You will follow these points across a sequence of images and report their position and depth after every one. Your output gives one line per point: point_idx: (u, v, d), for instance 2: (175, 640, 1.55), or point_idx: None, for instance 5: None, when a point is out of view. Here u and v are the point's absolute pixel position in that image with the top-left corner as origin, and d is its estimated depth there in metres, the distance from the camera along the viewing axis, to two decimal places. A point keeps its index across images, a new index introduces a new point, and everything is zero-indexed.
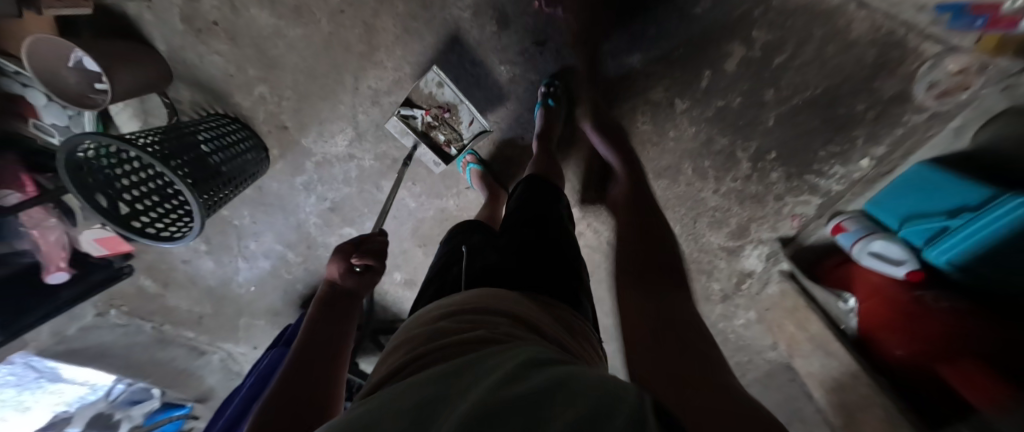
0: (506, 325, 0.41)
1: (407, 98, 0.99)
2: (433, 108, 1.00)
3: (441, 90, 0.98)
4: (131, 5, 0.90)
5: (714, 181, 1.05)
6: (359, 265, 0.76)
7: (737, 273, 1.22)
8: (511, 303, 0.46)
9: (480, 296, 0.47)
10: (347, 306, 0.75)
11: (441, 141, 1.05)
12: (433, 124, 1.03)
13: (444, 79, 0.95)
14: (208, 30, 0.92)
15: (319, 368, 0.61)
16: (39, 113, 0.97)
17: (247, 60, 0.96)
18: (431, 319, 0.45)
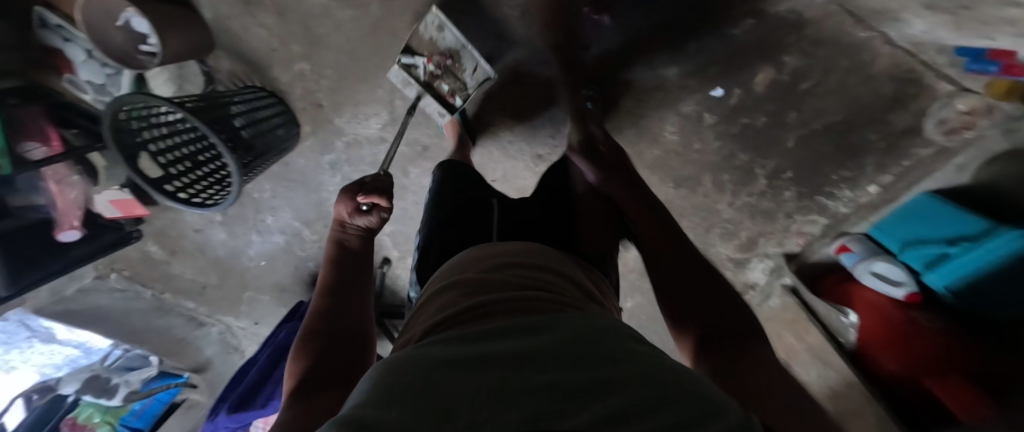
0: (545, 285, 0.45)
1: (407, 45, 0.93)
2: (435, 56, 0.93)
3: (442, 35, 0.91)
4: None
5: (730, 195, 1.10)
6: (367, 204, 0.74)
7: (740, 285, 1.29)
8: (545, 264, 0.50)
9: (514, 252, 0.51)
10: (357, 272, 0.75)
11: (444, 91, 0.97)
12: (436, 74, 0.95)
13: (444, 21, 0.88)
14: (258, 3, 0.93)
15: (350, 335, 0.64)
16: (74, 69, 0.93)
17: (293, 36, 0.97)
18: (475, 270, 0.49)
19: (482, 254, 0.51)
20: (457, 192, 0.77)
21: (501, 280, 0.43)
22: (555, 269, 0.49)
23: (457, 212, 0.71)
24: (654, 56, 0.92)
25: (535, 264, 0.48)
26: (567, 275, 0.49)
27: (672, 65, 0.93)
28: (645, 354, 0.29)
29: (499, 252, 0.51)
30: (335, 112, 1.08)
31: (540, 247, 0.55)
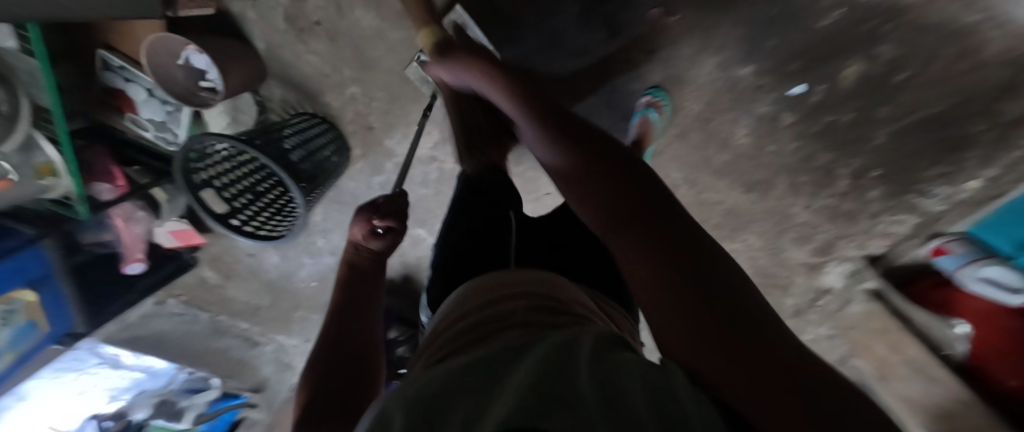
0: (548, 310, 0.39)
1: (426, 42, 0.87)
2: None
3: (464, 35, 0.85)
4: (236, 4, 0.89)
5: (807, 197, 1.02)
6: (382, 227, 0.61)
7: (814, 290, 1.19)
8: (553, 289, 0.44)
9: (515, 278, 0.45)
10: (365, 297, 0.59)
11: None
12: None
13: (467, 22, 0.82)
14: (310, 30, 0.92)
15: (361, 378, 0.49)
16: (136, 107, 0.93)
17: (344, 61, 0.95)
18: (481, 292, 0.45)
19: (483, 283, 0.47)
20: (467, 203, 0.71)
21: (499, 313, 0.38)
22: (563, 297, 0.43)
23: (473, 230, 0.65)
24: (728, 55, 0.85)
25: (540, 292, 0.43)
26: (581, 304, 0.44)
27: (749, 64, 0.86)
28: (654, 367, 0.23)
29: (500, 279, 0.46)
30: (386, 134, 1.06)
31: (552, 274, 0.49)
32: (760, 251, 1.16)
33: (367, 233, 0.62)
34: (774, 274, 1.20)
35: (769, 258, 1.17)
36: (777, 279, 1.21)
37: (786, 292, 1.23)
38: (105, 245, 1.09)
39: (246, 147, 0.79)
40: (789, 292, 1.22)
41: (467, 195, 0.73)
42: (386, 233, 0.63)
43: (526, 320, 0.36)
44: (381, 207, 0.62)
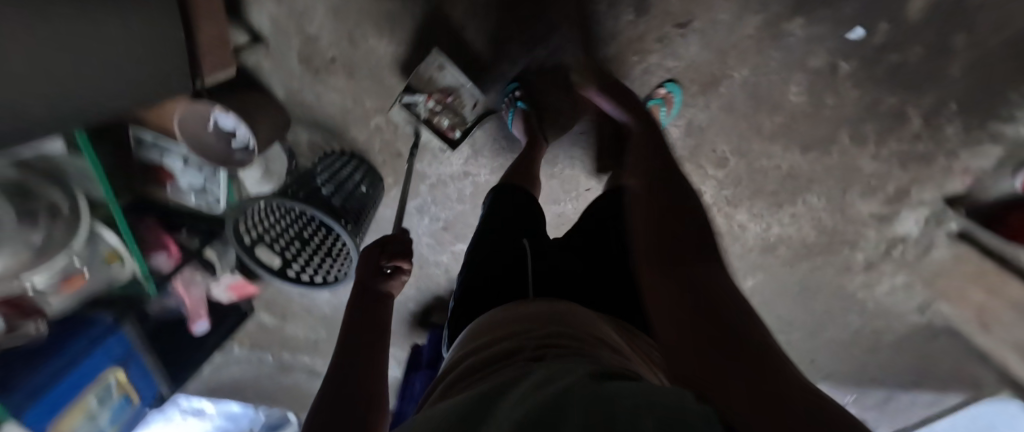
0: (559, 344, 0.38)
1: (407, 84, 0.89)
2: (435, 93, 0.90)
3: (442, 74, 0.88)
4: (250, 56, 0.88)
5: (873, 146, 0.95)
6: (391, 265, 0.59)
7: (887, 240, 1.13)
8: (570, 324, 0.43)
9: (529, 315, 0.45)
10: (370, 337, 0.51)
11: (443, 127, 0.95)
12: (436, 110, 0.92)
13: (444, 62, 0.85)
14: (327, 68, 0.89)
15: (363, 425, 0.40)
16: (176, 177, 0.92)
17: (365, 93, 0.93)
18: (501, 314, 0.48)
19: (494, 319, 0.46)
20: (493, 226, 0.70)
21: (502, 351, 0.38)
22: (576, 327, 0.42)
23: (493, 254, 0.64)
24: (775, 11, 0.78)
25: (554, 327, 0.42)
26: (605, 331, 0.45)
27: (799, 16, 0.78)
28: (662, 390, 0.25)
29: (509, 317, 0.46)
30: (415, 158, 1.03)
31: (567, 305, 0.48)
32: (824, 211, 1.09)
33: (375, 272, 0.59)
34: (843, 231, 1.13)
35: (836, 216, 1.09)
36: (846, 236, 1.14)
37: (856, 247, 1.16)
38: (168, 309, 1.13)
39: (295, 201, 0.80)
40: (859, 247, 1.16)
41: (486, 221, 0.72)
42: (393, 274, 0.60)
43: (533, 355, 0.36)
44: (386, 246, 0.60)
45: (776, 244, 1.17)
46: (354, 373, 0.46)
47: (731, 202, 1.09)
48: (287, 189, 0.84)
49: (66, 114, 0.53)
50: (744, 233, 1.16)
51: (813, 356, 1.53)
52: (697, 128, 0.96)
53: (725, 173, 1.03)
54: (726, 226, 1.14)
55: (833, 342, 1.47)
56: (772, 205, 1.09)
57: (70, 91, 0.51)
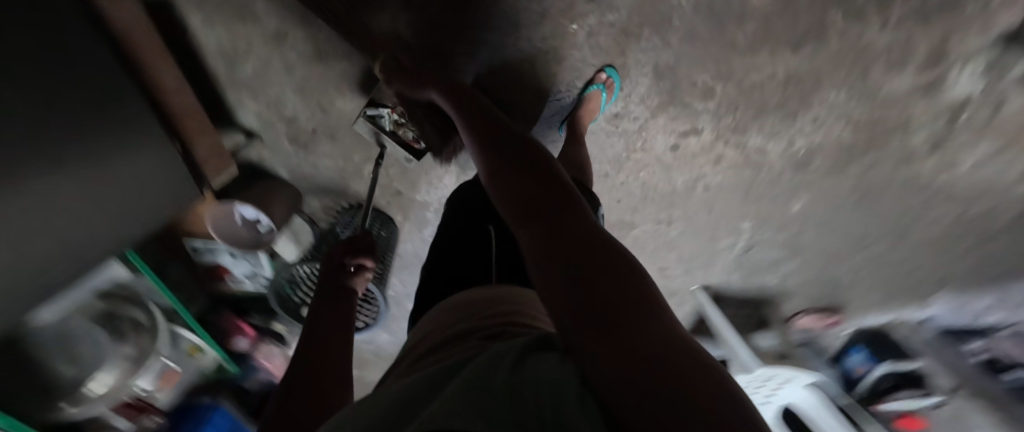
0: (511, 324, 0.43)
1: (371, 97, 0.89)
2: (400, 105, 0.90)
3: None
4: (252, 151, 1.02)
5: (876, 14, 0.79)
6: (355, 263, 0.64)
7: (945, 110, 0.95)
8: (525, 305, 0.48)
9: (492, 296, 0.50)
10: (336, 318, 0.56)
11: (408, 139, 0.94)
12: (401, 122, 0.92)
13: (408, 74, 0.86)
14: (312, 139, 1.00)
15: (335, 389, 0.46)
16: (230, 270, 1.08)
17: (350, 149, 1.02)
18: (465, 303, 0.51)
19: (460, 300, 0.52)
20: (459, 219, 0.78)
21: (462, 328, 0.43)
22: (531, 310, 0.48)
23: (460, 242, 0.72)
24: None
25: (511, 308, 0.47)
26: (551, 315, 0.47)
27: None
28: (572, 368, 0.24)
29: (473, 298, 0.51)
30: (413, 191, 1.11)
31: (526, 291, 0.54)
32: (848, 104, 0.96)
33: (341, 269, 0.63)
34: (884, 117, 0.98)
35: (866, 103, 0.95)
36: (890, 121, 0.99)
37: (909, 129, 1.00)
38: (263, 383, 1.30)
39: None
40: (912, 128, 1.00)
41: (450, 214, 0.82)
42: (358, 272, 0.65)
43: (484, 332, 0.41)
44: (352, 245, 0.66)
45: (808, 156, 1.06)
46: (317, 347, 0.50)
47: (738, 129, 1.01)
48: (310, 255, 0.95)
49: (102, 245, 0.66)
50: (765, 158, 1.06)
51: (912, 263, 1.33)
52: (665, 70, 0.91)
53: (714, 103, 0.96)
54: (741, 157, 1.05)
55: (930, 241, 1.26)
56: (783, 118, 0.99)
57: (107, 228, 0.65)
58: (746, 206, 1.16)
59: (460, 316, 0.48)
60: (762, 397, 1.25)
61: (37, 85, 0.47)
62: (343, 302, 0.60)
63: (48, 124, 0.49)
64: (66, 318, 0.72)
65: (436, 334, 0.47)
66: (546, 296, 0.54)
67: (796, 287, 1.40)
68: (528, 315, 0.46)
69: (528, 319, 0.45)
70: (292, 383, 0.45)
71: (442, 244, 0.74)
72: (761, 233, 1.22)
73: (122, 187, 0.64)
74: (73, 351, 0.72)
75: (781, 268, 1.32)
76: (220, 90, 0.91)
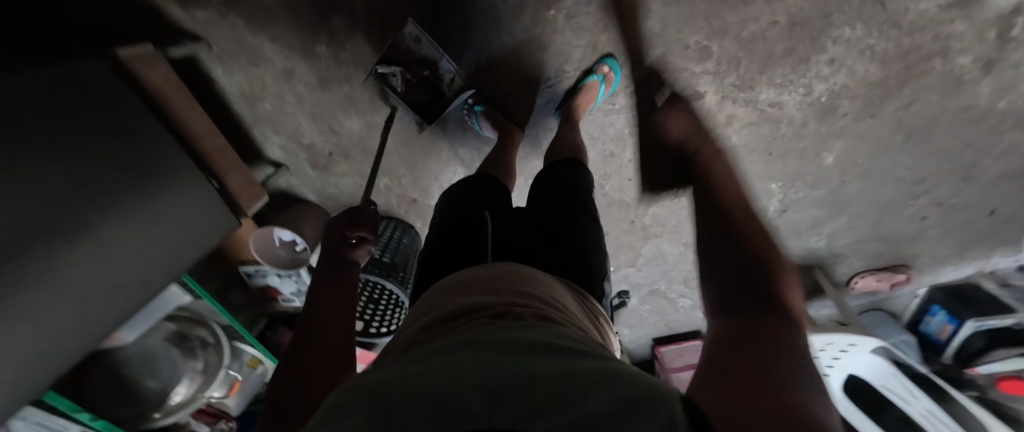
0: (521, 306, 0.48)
1: (383, 55, 0.89)
2: (412, 65, 0.92)
3: (420, 45, 0.89)
4: (282, 180, 1.14)
5: None
6: (356, 236, 0.72)
7: (992, 25, 0.82)
8: (530, 288, 0.53)
9: (497, 277, 0.56)
10: (340, 287, 0.67)
11: (416, 100, 0.97)
12: (412, 82, 0.94)
13: (423, 33, 0.87)
14: (330, 161, 1.09)
15: (339, 346, 0.58)
16: (278, 290, 1.21)
17: (364, 165, 1.10)
18: (476, 285, 0.55)
19: (460, 279, 0.59)
20: (456, 209, 0.83)
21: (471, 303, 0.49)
22: (530, 290, 0.53)
23: (458, 230, 0.78)
24: None
25: (507, 287, 0.54)
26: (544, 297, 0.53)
27: None
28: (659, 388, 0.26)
29: (475, 277, 0.57)
30: (427, 196, 1.17)
31: (519, 267, 0.61)
32: (868, 38, 0.87)
33: (343, 241, 0.72)
34: (916, 45, 0.87)
35: (889, 33, 0.86)
36: (926, 48, 0.87)
37: (953, 54, 0.88)
38: None
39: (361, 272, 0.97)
40: (956, 52, 0.87)
41: (448, 202, 0.87)
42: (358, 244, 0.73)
43: (494, 311, 0.45)
44: (352, 219, 0.73)
45: (832, 102, 0.97)
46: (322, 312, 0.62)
47: (746, 85, 0.95)
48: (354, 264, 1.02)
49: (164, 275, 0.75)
50: (781, 111, 0.99)
51: (988, 205, 1.16)
52: (652, 38, 0.89)
53: (712, 63, 0.92)
54: (754, 114, 0.99)
55: (1005, 176, 1.10)
56: (794, 64, 0.92)
57: (161, 262, 0.74)
58: (770, 165, 1.08)
59: (465, 291, 0.55)
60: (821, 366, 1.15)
61: (65, 145, 0.58)
62: (346, 271, 0.70)
63: (77, 174, 0.60)
64: (145, 337, 0.85)
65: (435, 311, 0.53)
66: (539, 273, 0.63)
67: (847, 247, 1.28)
68: (532, 295, 0.52)
69: (532, 301, 0.50)
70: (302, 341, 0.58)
71: (437, 230, 0.82)
72: (794, 192, 1.14)
73: (163, 223, 0.73)
74: (154, 364, 0.84)
75: (825, 227, 1.22)
76: (248, 129, 1.03)
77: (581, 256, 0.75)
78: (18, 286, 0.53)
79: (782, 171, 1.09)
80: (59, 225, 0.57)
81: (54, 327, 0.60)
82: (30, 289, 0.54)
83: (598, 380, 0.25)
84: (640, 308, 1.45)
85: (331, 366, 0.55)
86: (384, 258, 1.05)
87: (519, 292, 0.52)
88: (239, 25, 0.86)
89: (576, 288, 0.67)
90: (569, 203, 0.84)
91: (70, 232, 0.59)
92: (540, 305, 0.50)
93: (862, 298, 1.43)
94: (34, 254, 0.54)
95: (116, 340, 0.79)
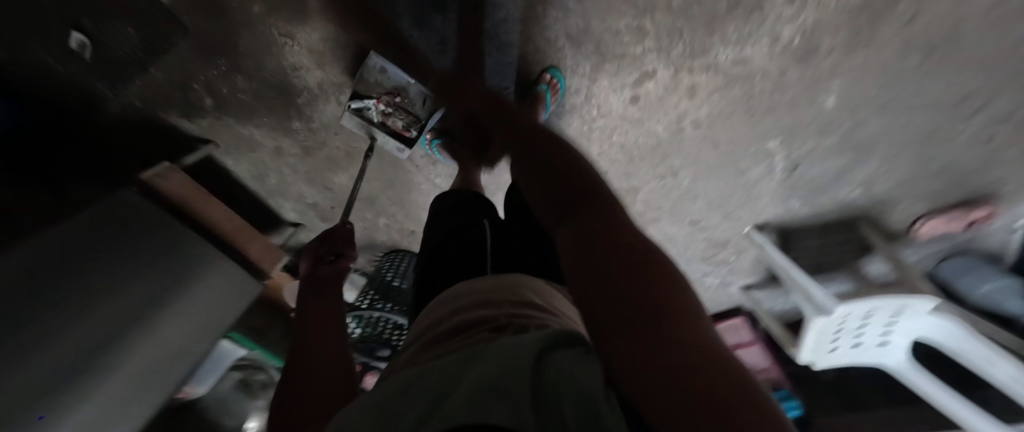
0: (513, 315, 0.44)
1: (355, 91, 0.94)
2: (384, 95, 0.96)
3: (387, 75, 0.94)
4: (304, 236, 1.32)
5: None
6: (334, 255, 0.66)
7: None
8: (526, 295, 0.49)
9: (493, 287, 0.50)
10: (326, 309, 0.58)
11: (397, 128, 1.01)
12: (388, 112, 0.98)
13: (386, 64, 0.91)
14: (334, 212, 1.25)
15: (339, 366, 0.50)
16: None
17: (362, 210, 1.24)
18: (474, 289, 0.51)
19: (464, 291, 0.52)
20: (452, 219, 0.70)
21: (466, 319, 0.44)
22: (530, 302, 0.47)
23: (456, 242, 0.64)
24: None
25: (505, 300, 0.47)
26: (545, 307, 0.48)
27: None
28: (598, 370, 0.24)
29: (463, 288, 0.53)
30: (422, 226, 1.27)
31: (526, 285, 0.52)
32: None
33: (319, 261, 0.65)
34: None
35: None
36: None
37: None
38: None
39: (374, 310, 1.05)
40: None
41: (446, 208, 0.75)
42: (337, 260, 0.66)
43: (494, 324, 0.41)
44: (329, 238, 0.67)
45: (810, 42, 0.83)
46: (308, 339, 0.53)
47: (699, 50, 0.87)
48: (369, 302, 1.10)
49: (205, 343, 0.93)
50: (750, 67, 0.89)
51: None
52: (578, 34, 0.86)
53: (651, 40, 0.86)
54: (719, 78, 0.91)
55: None
56: (748, 17, 0.81)
57: (198, 330, 0.92)
58: (755, 126, 0.98)
59: (461, 299, 0.50)
60: (875, 335, 1.03)
61: (87, 265, 0.78)
62: (333, 288, 0.63)
63: (104, 281, 0.79)
64: (214, 387, 1.05)
65: (444, 319, 0.48)
66: (547, 295, 0.52)
67: (890, 190, 1.10)
68: (527, 304, 0.47)
69: (527, 311, 0.45)
70: (291, 379, 0.48)
71: (436, 236, 0.69)
72: (799, 146, 1.01)
73: (189, 300, 0.91)
74: (226, 407, 1.04)
75: (853, 175, 1.07)
76: (266, 202, 1.22)
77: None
78: (80, 382, 0.72)
79: (773, 129, 0.98)
80: (102, 334, 0.76)
81: (126, 397, 0.79)
82: (91, 383, 0.73)
83: (591, 375, 0.24)
84: None
85: (329, 397, 0.46)
86: (399, 285, 1.17)
87: (519, 302, 0.47)
88: (232, 123, 1.04)
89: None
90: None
91: (114, 339, 0.78)
92: (532, 311, 0.46)
93: (934, 243, 1.20)
94: (86, 362, 0.73)
95: (185, 397, 1.01)
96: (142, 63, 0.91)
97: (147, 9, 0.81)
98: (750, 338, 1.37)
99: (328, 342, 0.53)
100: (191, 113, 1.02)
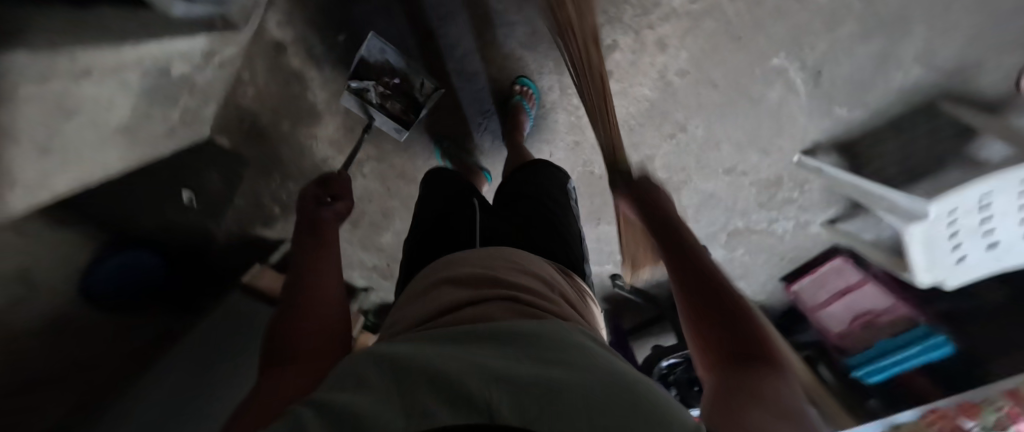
0: (507, 280, 0.48)
1: (356, 72, 1.00)
2: (384, 76, 1.01)
3: (386, 59, 0.99)
4: (374, 300, 1.49)
5: None
6: (330, 195, 0.75)
7: None
8: (515, 261, 0.53)
9: (485, 254, 0.54)
10: (320, 246, 0.64)
11: (395, 112, 1.03)
12: (387, 93, 1.02)
13: (387, 45, 0.97)
14: (391, 270, 1.40)
15: (333, 300, 0.56)
16: None
17: None
18: (479, 255, 0.54)
19: (460, 255, 0.56)
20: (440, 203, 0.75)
21: (474, 280, 0.48)
22: (523, 270, 0.51)
23: (447, 226, 0.68)
24: None
25: (500, 266, 0.51)
26: (540, 275, 0.52)
27: None
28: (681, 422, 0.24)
29: (458, 254, 0.56)
30: None
31: (513, 252, 0.56)
32: None
33: (318, 203, 0.73)
34: None
35: None
36: None
37: None
38: None
39: None
40: None
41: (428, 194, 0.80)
42: (335, 201, 0.75)
43: (491, 290, 0.45)
44: (326, 187, 0.76)
45: None
46: (305, 270, 0.59)
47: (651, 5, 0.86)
48: None
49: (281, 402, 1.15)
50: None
51: None
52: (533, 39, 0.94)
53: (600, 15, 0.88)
54: (684, 20, 0.88)
55: None
56: None
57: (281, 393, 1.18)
58: (747, 51, 0.91)
59: (467, 262, 0.53)
60: (1012, 228, 0.80)
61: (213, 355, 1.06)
62: (329, 229, 0.69)
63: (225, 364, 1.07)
64: None
65: (446, 275, 0.51)
66: (536, 262, 0.56)
67: (961, 55, 0.88)
68: (518, 271, 0.51)
69: (521, 277, 0.49)
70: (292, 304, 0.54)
71: (423, 225, 0.73)
72: (811, 51, 0.90)
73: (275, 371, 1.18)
74: None
75: (900, 55, 0.89)
76: None
77: (568, 238, 0.70)
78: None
79: (773, 46, 0.90)
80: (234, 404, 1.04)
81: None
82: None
83: (628, 396, 0.26)
84: (733, 256, 1.28)
85: (326, 330, 0.52)
86: None
87: (518, 270, 0.51)
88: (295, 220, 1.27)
89: (569, 271, 0.62)
90: (551, 195, 0.78)
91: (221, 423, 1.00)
92: (526, 280, 0.49)
93: None
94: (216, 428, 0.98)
95: None
96: (228, 198, 1.18)
97: (219, 155, 1.13)
98: (860, 278, 1.14)
99: (325, 274, 0.59)
100: (268, 223, 1.28)
